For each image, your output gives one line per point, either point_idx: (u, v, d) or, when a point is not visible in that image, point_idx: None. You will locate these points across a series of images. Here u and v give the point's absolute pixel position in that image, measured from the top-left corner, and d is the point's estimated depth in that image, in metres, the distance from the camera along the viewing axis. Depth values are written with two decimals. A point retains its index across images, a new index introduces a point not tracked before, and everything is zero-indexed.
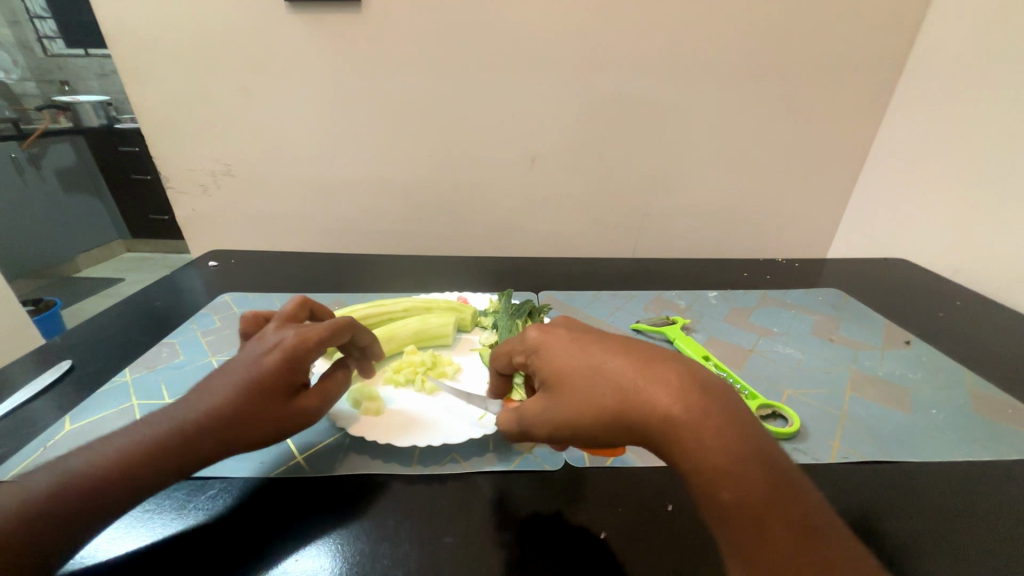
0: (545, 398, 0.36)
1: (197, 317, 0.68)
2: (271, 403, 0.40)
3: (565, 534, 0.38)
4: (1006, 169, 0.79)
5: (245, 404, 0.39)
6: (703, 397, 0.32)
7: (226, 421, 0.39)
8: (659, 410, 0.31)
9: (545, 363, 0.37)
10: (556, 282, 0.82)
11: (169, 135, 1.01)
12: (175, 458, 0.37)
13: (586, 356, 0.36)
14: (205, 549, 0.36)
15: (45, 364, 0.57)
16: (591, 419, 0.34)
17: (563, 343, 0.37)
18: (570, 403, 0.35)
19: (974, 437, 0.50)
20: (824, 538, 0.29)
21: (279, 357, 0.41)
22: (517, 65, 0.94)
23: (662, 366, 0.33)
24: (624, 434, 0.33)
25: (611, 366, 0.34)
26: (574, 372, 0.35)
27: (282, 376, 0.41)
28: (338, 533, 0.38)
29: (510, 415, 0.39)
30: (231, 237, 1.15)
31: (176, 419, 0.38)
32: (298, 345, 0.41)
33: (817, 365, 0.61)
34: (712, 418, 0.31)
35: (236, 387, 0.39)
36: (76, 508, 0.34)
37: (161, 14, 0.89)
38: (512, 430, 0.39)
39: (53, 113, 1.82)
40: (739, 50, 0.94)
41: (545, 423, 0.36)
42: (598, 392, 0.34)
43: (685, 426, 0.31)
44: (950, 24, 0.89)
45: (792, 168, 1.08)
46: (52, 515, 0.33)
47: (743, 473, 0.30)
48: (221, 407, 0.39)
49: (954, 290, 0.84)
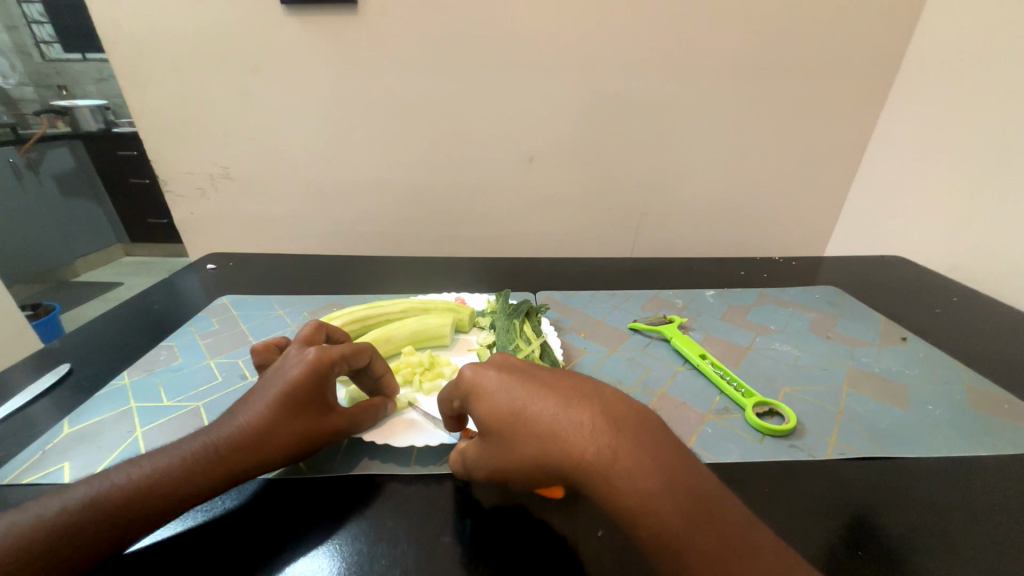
0: (481, 442, 0.37)
1: (195, 320, 0.68)
2: (295, 418, 0.41)
3: (553, 535, 0.38)
4: (1003, 165, 0.78)
5: (278, 420, 0.40)
6: (615, 437, 0.31)
7: (263, 438, 0.39)
8: (573, 455, 0.31)
9: (475, 407, 0.37)
10: (554, 282, 0.82)
11: (168, 138, 1.01)
12: (210, 476, 0.37)
13: (508, 400, 0.35)
14: (205, 557, 0.36)
15: (43, 368, 0.58)
16: (521, 465, 0.34)
17: (490, 386, 0.36)
18: (500, 448, 0.35)
19: (971, 433, 0.50)
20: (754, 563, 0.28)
21: (302, 372, 0.42)
22: (513, 67, 0.95)
23: (578, 407, 0.33)
24: (548, 477, 0.33)
25: (532, 413, 0.34)
26: (499, 420, 0.35)
27: (307, 391, 0.41)
28: (336, 536, 0.38)
29: (456, 456, 0.41)
30: (228, 240, 1.15)
31: (211, 440, 0.39)
32: (321, 360, 0.42)
33: (814, 362, 0.62)
34: (623, 459, 0.30)
35: (272, 404, 0.40)
36: (107, 514, 0.34)
37: (157, 17, 0.89)
38: (462, 470, 0.41)
39: (50, 118, 1.79)
40: (734, 49, 0.95)
41: (486, 466, 0.37)
42: (522, 442, 0.34)
43: (598, 470, 0.31)
44: (944, 22, 0.89)
45: (788, 166, 1.09)
46: (88, 521, 0.33)
47: (658, 509, 0.29)
48: (252, 424, 0.40)
49: (950, 285, 0.84)
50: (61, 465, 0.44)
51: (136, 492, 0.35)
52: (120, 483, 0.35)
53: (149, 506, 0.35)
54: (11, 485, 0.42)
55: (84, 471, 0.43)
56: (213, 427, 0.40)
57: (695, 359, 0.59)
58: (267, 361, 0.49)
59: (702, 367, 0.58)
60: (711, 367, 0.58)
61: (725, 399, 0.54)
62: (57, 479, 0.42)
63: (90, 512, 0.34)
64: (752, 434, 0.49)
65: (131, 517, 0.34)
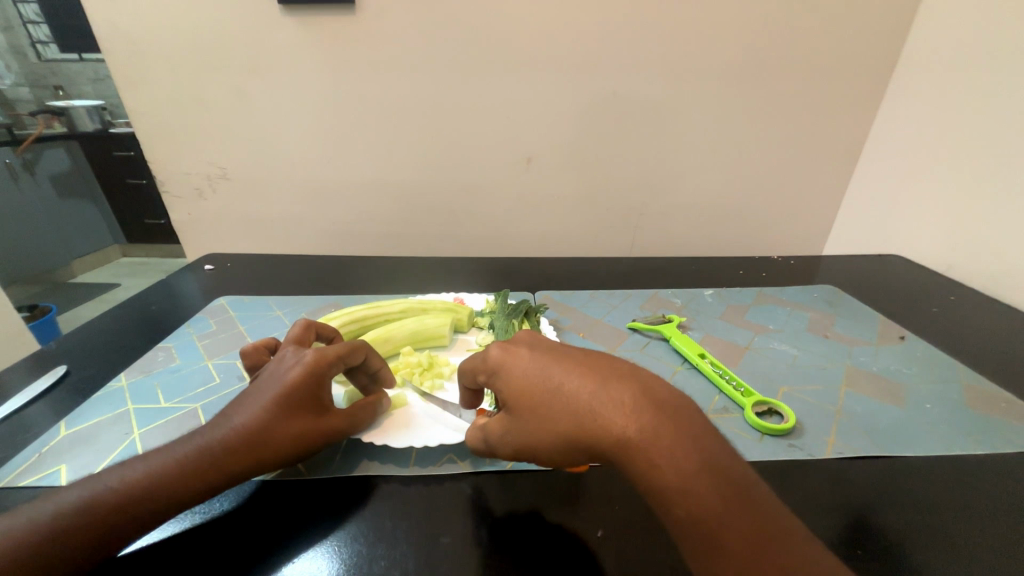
0: (511, 418, 0.38)
1: (193, 321, 0.68)
2: (295, 418, 0.41)
3: (564, 532, 0.38)
4: (1001, 164, 0.78)
5: (278, 420, 0.40)
6: (655, 417, 0.31)
7: (261, 440, 0.39)
8: (612, 432, 0.32)
9: (509, 384, 0.37)
10: (553, 282, 0.82)
11: (165, 139, 1.01)
12: (212, 478, 0.37)
13: (544, 377, 0.36)
14: (205, 555, 0.36)
15: (40, 370, 0.57)
16: (552, 441, 0.35)
17: (524, 364, 0.37)
18: (530, 425, 0.36)
19: (968, 431, 0.50)
20: (788, 548, 0.28)
21: (300, 372, 0.42)
22: (511, 67, 0.95)
23: (618, 386, 0.33)
24: (580, 453, 0.34)
25: (568, 390, 0.34)
26: (535, 395, 0.36)
27: (307, 391, 0.42)
28: (335, 536, 0.38)
29: (477, 434, 0.42)
30: (225, 241, 1.15)
31: (209, 441, 0.39)
32: (318, 361, 0.42)
33: (812, 362, 0.62)
34: (664, 439, 0.31)
35: (270, 405, 0.41)
36: (108, 515, 0.34)
37: (155, 18, 0.89)
38: (481, 446, 0.42)
39: (46, 119, 1.76)
40: (732, 49, 0.95)
41: (510, 444, 0.38)
42: (556, 418, 0.34)
43: (636, 447, 0.31)
44: (941, 22, 0.89)
45: (786, 166, 1.09)
46: (90, 521, 0.33)
47: (696, 490, 0.29)
48: (250, 425, 0.40)
49: (947, 284, 0.85)
50: (58, 467, 0.44)
51: (134, 493, 0.35)
52: (120, 485, 0.35)
53: (150, 507, 0.35)
54: (8, 487, 0.41)
55: (81, 473, 0.43)
56: (211, 427, 0.40)
57: (695, 359, 0.59)
58: (259, 364, 0.49)
59: (701, 366, 0.58)
60: (710, 367, 0.58)
61: (724, 398, 0.54)
62: (54, 482, 0.42)
63: (91, 513, 0.34)
64: (752, 433, 0.49)
65: (130, 519, 0.34)
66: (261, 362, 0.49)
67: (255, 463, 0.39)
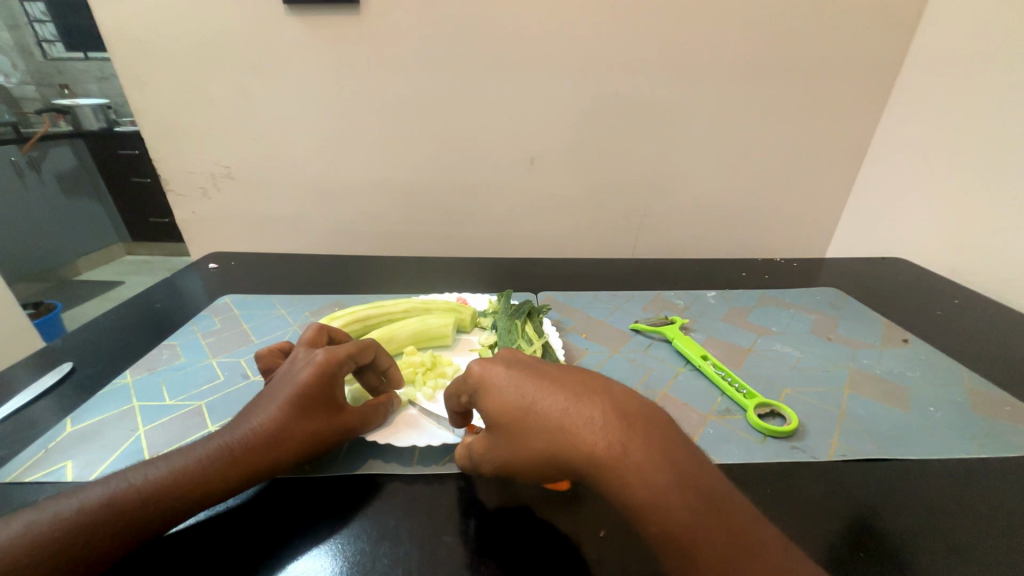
0: (490, 437, 0.37)
1: (198, 319, 0.68)
2: (308, 418, 0.41)
3: (561, 537, 0.38)
4: (1005, 167, 0.78)
5: (291, 421, 0.41)
6: (625, 433, 0.32)
7: (277, 439, 0.40)
8: (584, 450, 0.32)
9: (485, 402, 0.37)
10: (556, 283, 0.83)
11: (170, 138, 1.01)
12: (228, 478, 0.38)
13: (519, 396, 0.35)
14: (214, 553, 0.36)
15: (46, 367, 0.58)
16: (529, 460, 0.35)
17: (499, 382, 0.37)
18: (508, 444, 0.36)
19: (971, 434, 0.50)
20: (762, 557, 0.28)
21: (312, 372, 0.42)
22: (515, 67, 0.95)
23: (589, 403, 0.34)
24: (556, 471, 0.34)
25: (542, 408, 0.34)
26: (510, 414, 0.35)
27: (318, 391, 0.42)
28: (340, 533, 0.38)
29: (461, 452, 0.41)
30: (229, 240, 1.15)
31: (224, 442, 0.39)
32: (328, 362, 0.43)
33: (815, 363, 0.62)
34: (634, 455, 0.31)
35: (284, 406, 0.41)
36: (124, 514, 0.34)
37: (161, 17, 0.89)
38: (468, 465, 0.41)
39: (52, 117, 1.79)
40: (736, 50, 0.95)
41: (491, 462, 0.38)
42: (531, 436, 0.34)
43: (607, 465, 0.31)
44: (946, 24, 0.89)
45: (790, 167, 1.09)
46: (106, 521, 0.34)
47: (668, 506, 0.29)
48: (264, 426, 0.40)
49: (950, 287, 0.84)
50: (64, 464, 0.44)
51: (146, 494, 0.35)
52: (137, 485, 0.36)
53: (166, 506, 0.35)
54: (15, 483, 0.42)
55: (86, 470, 0.43)
56: (224, 430, 0.40)
57: (698, 360, 0.59)
58: (272, 366, 0.49)
59: (704, 368, 0.58)
60: (713, 369, 0.58)
61: (726, 399, 0.54)
62: (60, 478, 0.42)
63: (107, 513, 0.34)
64: (753, 435, 0.49)
65: (147, 517, 0.35)
66: (272, 365, 0.49)
67: (269, 464, 0.39)
